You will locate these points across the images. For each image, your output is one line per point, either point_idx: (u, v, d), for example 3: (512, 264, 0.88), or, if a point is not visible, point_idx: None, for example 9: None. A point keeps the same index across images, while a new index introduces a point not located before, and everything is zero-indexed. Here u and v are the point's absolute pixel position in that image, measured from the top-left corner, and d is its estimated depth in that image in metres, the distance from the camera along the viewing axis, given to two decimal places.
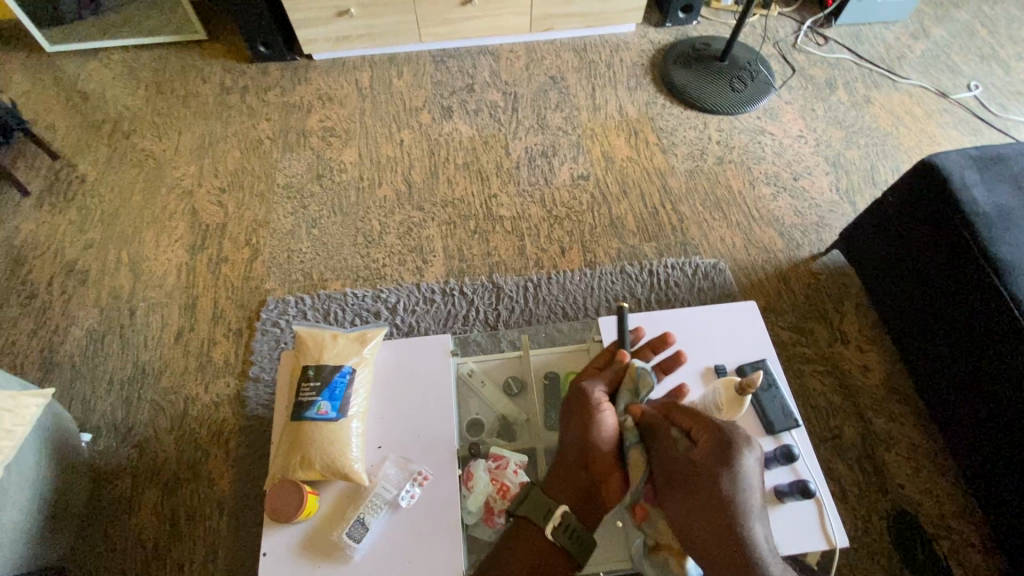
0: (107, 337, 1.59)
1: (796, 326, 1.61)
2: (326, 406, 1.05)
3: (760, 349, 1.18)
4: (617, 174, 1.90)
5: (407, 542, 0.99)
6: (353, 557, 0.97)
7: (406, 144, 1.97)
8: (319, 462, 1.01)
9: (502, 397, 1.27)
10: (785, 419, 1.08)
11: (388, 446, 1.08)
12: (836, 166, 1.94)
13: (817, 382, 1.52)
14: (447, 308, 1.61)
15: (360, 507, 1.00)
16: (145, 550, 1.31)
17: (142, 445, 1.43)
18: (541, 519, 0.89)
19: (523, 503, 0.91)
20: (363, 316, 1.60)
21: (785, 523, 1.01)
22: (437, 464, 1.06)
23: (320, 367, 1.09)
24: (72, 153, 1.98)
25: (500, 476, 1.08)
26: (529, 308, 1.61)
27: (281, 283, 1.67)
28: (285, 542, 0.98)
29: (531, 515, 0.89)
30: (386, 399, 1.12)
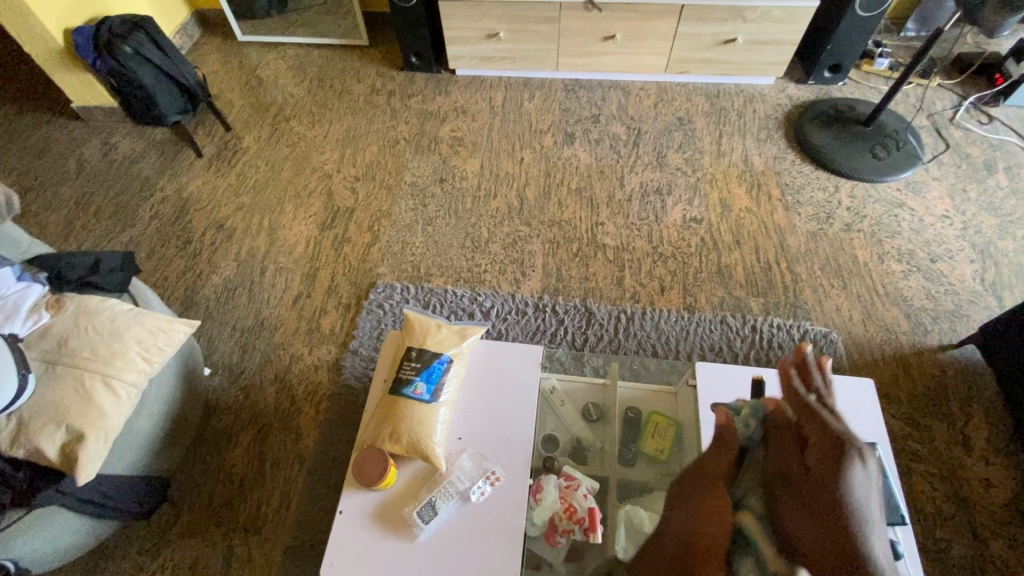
0: (238, 289, 1.80)
1: (909, 417, 1.46)
2: (421, 387, 1.12)
3: (870, 433, 1.09)
4: (732, 223, 1.85)
5: (470, 536, 1.01)
6: (418, 537, 1.01)
7: (526, 162, 2.06)
8: (405, 438, 1.07)
9: (580, 421, 1.27)
10: (889, 512, 0.99)
11: (468, 439, 1.12)
12: (984, 255, 1.76)
13: (925, 485, 1.37)
14: (538, 323, 1.65)
15: (433, 491, 1.05)
16: (232, 483, 1.44)
17: (248, 389, 1.59)
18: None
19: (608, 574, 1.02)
20: (458, 314, 1.67)
21: None
22: (511, 469, 1.08)
23: (422, 351, 1.16)
24: (241, 127, 2.28)
25: (569, 497, 1.08)
26: (618, 339, 1.61)
27: (392, 270, 1.80)
28: (361, 506, 1.05)
29: None
30: (473, 395, 1.17)
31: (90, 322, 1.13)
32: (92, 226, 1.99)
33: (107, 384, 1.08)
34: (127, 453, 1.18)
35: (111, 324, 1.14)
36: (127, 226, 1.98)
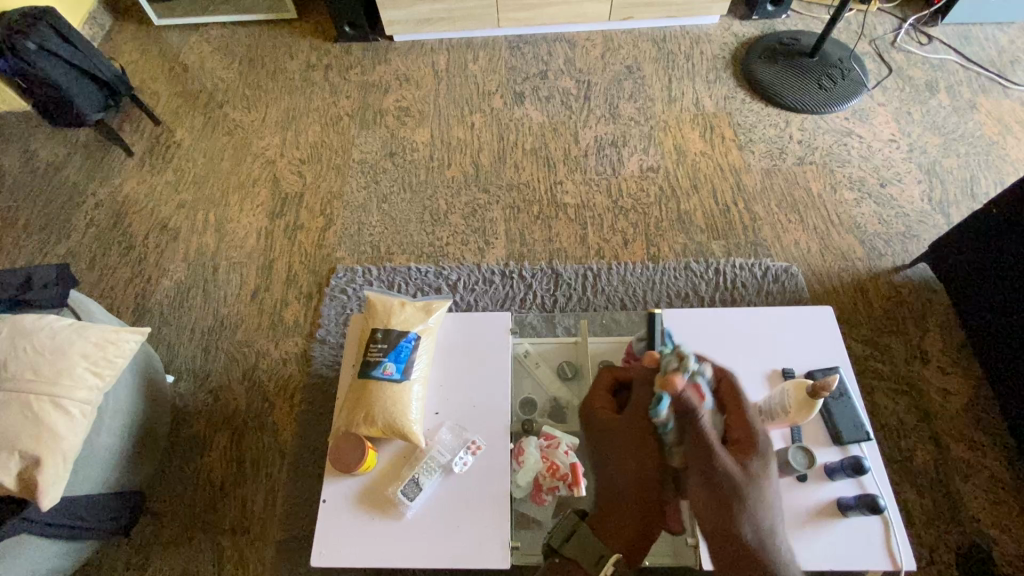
0: (192, 290, 1.72)
1: (870, 339, 1.52)
2: (391, 367, 1.08)
3: (832, 358, 1.13)
4: (689, 168, 1.85)
5: (457, 506, 1.02)
6: (406, 514, 1.01)
7: (477, 127, 2.00)
8: (381, 419, 1.05)
9: (556, 380, 1.28)
10: (855, 431, 1.02)
11: (445, 413, 1.11)
12: (930, 175, 1.81)
13: (889, 401, 1.43)
14: (506, 290, 1.63)
15: (415, 468, 1.04)
16: (213, 487, 1.41)
17: (216, 392, 1.54)
18: (592, 565, 0.82)
19: (568, 541, 0.84)
20: (425, 291, 1.64)
21: (846, 537, 0.96)
22: (490, 436, 1.08)
23: (388, 331, 1.12)
24: (171, 119, 2.14)
25: (550, 456, 1.08)
26: (587, 296, 1.61)
27: (351, 253, 1.75)
28: (344, 493, 1.04)
29: (580, 559, 0.82)
30: (446, 369, 1.15)
31: (28, 343, 1.06)
32: (23, 241, 1.86)
33: (57, 405, 1.02)
34: (92, 473, 1.13)
35: (53, 343, 1.07)
36: (61, 237, 1.86)
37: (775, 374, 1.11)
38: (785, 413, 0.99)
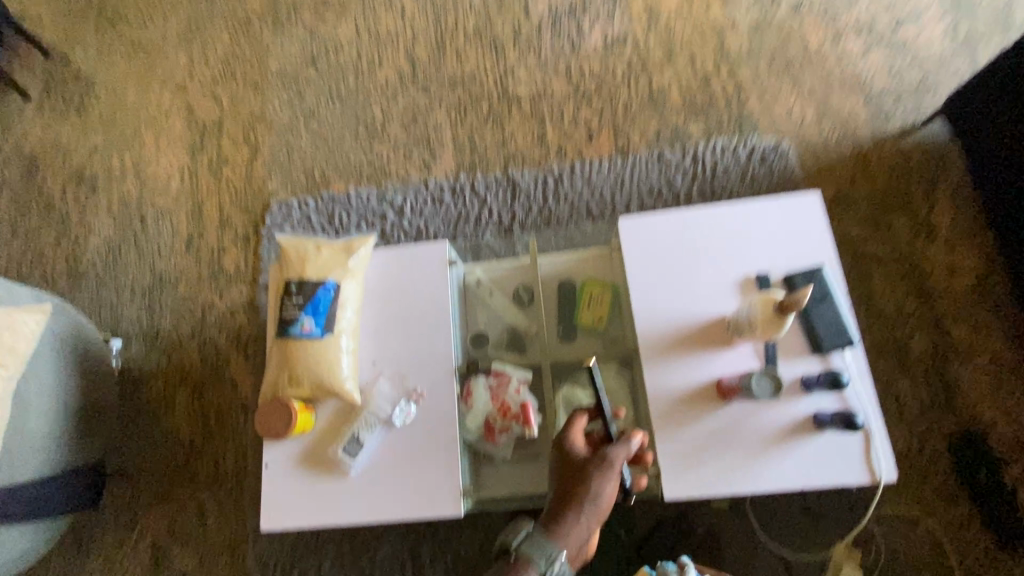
0: (123, 246, 1.58)
1: (869, 219, 1.34)
2: (309, 322, 0.95)
3: (818, 254, 0.97)
4: (662, 34, 1.55)
5: (402, 458, 0.96)
6: (350, 471, 0.96)
7: (409, 12, 1.68)
8: (307, 380, 0.95)
9: (512, 308, 1.17)
10: (837, 336, 0.90)
11: (382, 363, 1.01)
12: (956, 5, 1.48)
13: (886, 287, 1.29)
14: (459, 209, 1.44)
15: (355, 424, 0.96)
16: (183, 446, 1.39)
17: (168, 351, 1.47)
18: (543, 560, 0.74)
19: None
20: (369, 220, 1.46)
21: (819, 453, 0.87)
22: (434, 380, 0.99)
23: (302, 282, 0.97)
24: (62, 47, 1.84)
25: (500, 395, 0.99)
26: (549, 206, 1.42)
27: (284, 184, 1.56)
28: (285, 456, 0.98)
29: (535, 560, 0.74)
30: (379, 314, 1.03)
31: None
32: None
33: None
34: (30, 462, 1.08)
35: None
36: None
37: (749, 281, 0.97)
38: (751, 328, 0.89)
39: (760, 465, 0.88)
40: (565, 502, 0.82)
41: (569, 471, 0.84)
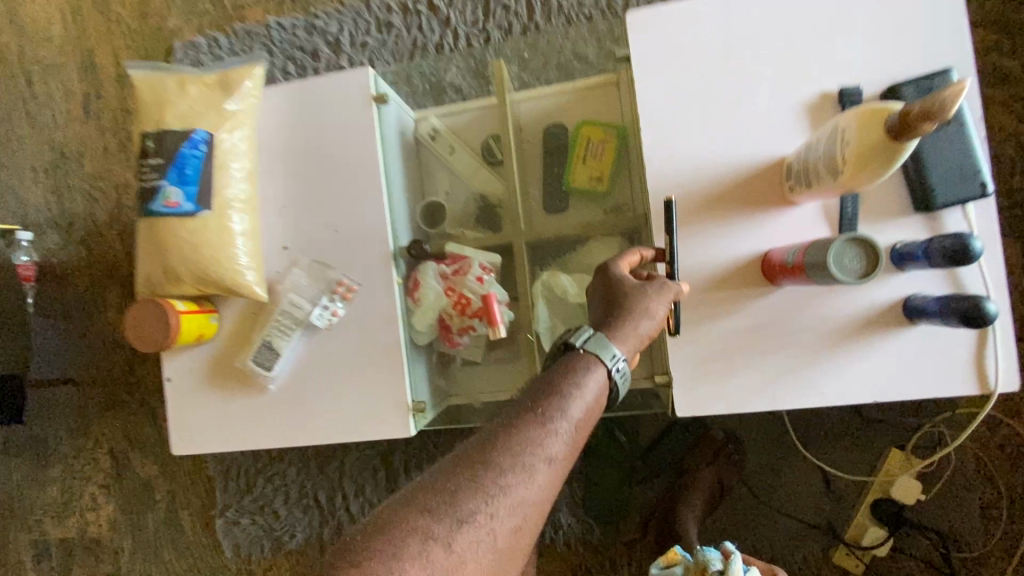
0: (12, 114, 1.27)
1: (1002, 18, 0.91)
2: (176, 195, 0.67)
3: (943, 53, 0.61)
4: None
5: (333, 371, 0.73)
6: (269, 387, 0.74)
7: None
8: (187, 275, 0.69)
9: (479, 168, 0.85)
10: (958, 182, 0.58)
11: (296, 247, 0.73)
12: None
13: (1010, 121, 0.91)
14: (413, 37, 1.05)
15: (266, 328, 0.73)
16: (125, 349, 1.22)
17: (89, 243, 1.23)
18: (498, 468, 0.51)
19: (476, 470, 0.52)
20: (296, 59, 1.09)
21: (904, 359, 0.61)
22: (367, 267, 0.72)
23: (161, 136, 0.68)
24: None
25: (457, 285, 0.73)
26: (535, 25, 1.01)
27: (186, 18, 1.17)
28: (190, 367, 0.77)
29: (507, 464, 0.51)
30: (285, 180, 0.73)
31: None
32: None
33: None
34: None
35: None
36: None
37: (827, 102, 0.62)
38: (836, 172, 0.50)
39: (816, 374, 0.62)
40: (625, 312, 0.58)
41: (621, 284, 0.59)
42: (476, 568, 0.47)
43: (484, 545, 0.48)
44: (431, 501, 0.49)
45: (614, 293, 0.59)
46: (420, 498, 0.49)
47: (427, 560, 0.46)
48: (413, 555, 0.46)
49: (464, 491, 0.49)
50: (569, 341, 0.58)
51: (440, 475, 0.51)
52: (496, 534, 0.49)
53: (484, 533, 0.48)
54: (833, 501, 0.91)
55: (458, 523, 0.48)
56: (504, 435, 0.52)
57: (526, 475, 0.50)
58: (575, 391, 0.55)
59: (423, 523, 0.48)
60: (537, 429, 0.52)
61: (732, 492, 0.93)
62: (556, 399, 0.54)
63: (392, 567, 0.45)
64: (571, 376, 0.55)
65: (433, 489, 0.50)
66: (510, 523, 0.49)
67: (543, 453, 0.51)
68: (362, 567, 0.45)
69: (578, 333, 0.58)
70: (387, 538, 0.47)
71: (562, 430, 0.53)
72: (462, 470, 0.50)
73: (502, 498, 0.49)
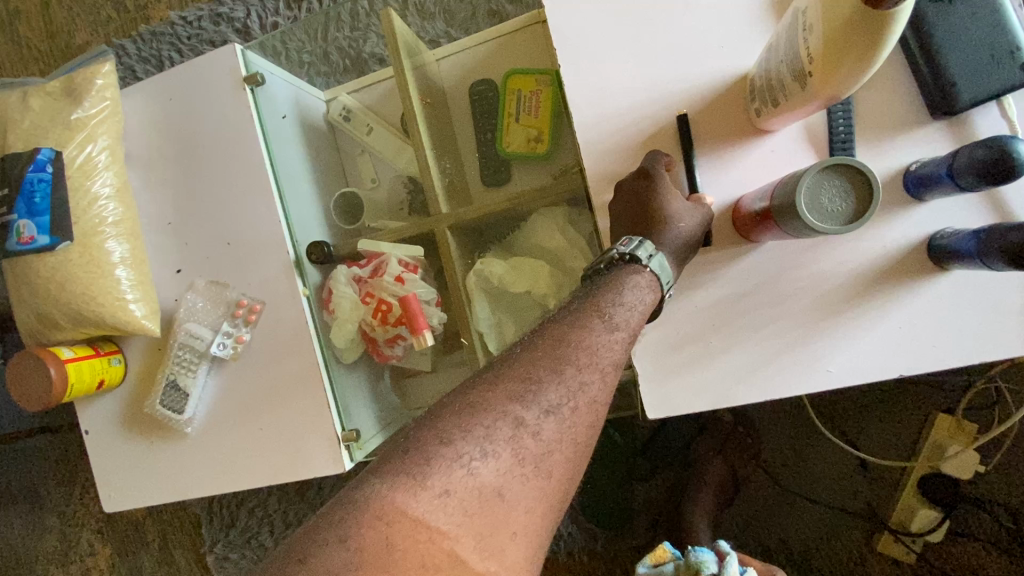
0: None
1: None
2: (29, 228, 0.58)
3: None
4: None
5: (251, 406, 0.63)
6: (186, 431, 0.64)
7: None
8: (64, 317, 0.60)
9: (399, 145, 0.73)
10: (987, 71, 0.42)
11: (189, 268, 0.63)
12: None
13: None
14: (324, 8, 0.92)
15: (169, 366, 0.63)
16: None
17: None
18: (572, 378, 0.40)
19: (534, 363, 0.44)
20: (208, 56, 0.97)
21: (939, 315, 0.46)
22: (268, 280, 0.61)
23: (4, 164, 0.58)
24: None
25: (375, 291, 0.61)
26: None
27: (94, 31, 1.06)
28: (104, 419, 0.68)
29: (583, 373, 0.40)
30: (164, 192, 0.63)
31: None
32: None
33: None
34: None
35: None
36: None
37: None
38: (808, 62, 0.34)
39: (821, 347, 0.48)
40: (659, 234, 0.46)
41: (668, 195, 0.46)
42: (565, 458, 0.39)
43: (570, 437, 0.39)
44: (516, 388, 0.39)
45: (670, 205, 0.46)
46: (500, 381, 0.39)
47: (518, 446, 0.37)
48: (503, 439, 0.37)
49: (547, 378, 0.39)
50: (629, 254, 0.45)
51: (513, 363, 0.40)
52: (580, 424, 0.40)
53: (569, 424, 0.39)
54: (872, 481, 0.78)
55: (545, 411, 0.38)
56: (574, 331, 0.42)
57: (600, 376, 0.41)
58: (638, 298, 0.44)
59: (509, 407, 0.38)
60: (603, 333, 0.42)
61: (751, 483, 0.80)
62: (621, 307, 0.43)
63: (484, 449, 0.37)
64: (635, 290, 0.44)
65: (512, 374, 0.40)
66: (590, 416, 0.40)
67: (614, 355, 0.42)
68: (452, 446, 0.37)
69: (638, 246, 0.45)
70: (475, 418, 0.38)
71: (627, 335, 0.43)
72: (540, 357, 0.40)
73: (581, 395, 0.40)
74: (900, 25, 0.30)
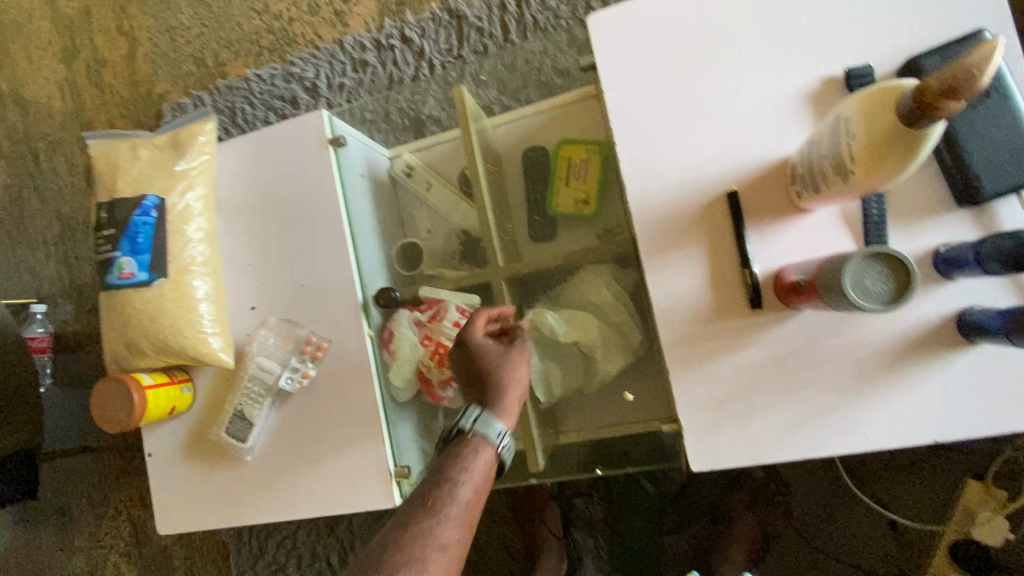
0: (23, 194, 1.26)
1: None
2: (129, 265, 0.64)
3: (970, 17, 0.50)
4: None
5: (309, 438, 0.67)
6: (246, 459, 0.68)
7: None
8: (149, 347, 0.65)
9: (457, 201, 0.79)
10: (1007, 167, 0.48)
11: (264, 306, 0.69)
12: None
13: None
14: (387, 72, 1.01)
15: (237, 396, 0.68)
16: None
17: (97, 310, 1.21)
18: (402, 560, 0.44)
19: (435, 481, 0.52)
20: (278, 110, 1.07)
21: (973, 388, 0.49)
22: (336, 321, 0.66)
23: (112, 207, 0.65)
24: None
25: (435, 333, 0.67)
26: (512, 44, 0.96)
27: (173, 81, 1.17)
28: (168, 443, 0.72)
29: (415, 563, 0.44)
30: (246, 237, 0.69)
31: None
32: None
33: None
34: None
35: None
36: None
37: (829, 88, 0.53)
38: (851, 163, 0.39)
39: (859, 411, 0.51)
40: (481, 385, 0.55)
41: (483, 356, 0.56)
42: None
43: None
44: None
45: (489, 366, 0.55)
46: None
47: None
48: None
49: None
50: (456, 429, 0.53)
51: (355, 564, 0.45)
52: None
53: None
54: (902, 545, 0.78)
55: None
56: (409, 520, 0.46)
57: (426, 560, 0.44)
58: (461, 475, 0.49)
59: None
60: (430, 517, 0.46)
61: (780, 541, 0.81)
62: (448, 486, 0.48)
63: None
64: (462, 464, 0.50)
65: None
66: None
67: (450, 532, 0.46)
68: None
69: (462, 417, 0.53)
70: None
71: (455, 513, 0.47)
72: (375, 556, 0.45)
73: (429, 549, 0.45)
74: (933, 140, 0.35)
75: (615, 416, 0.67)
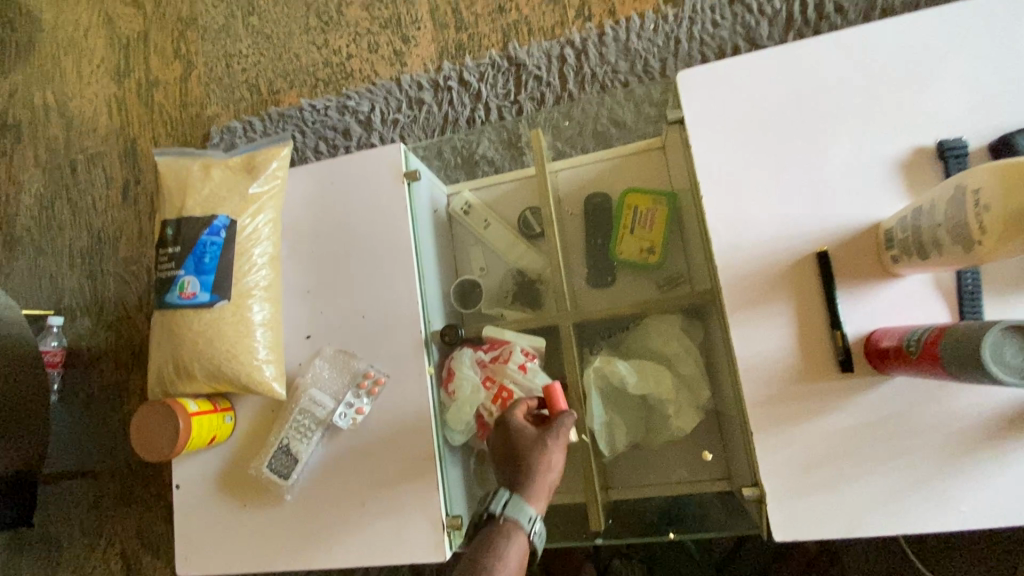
0: (55, 204, 1.25)
1: None
2: (192, 285, 0.62)
3: None
4: None
5: (357, 479, 0.63)
6: (285, 498, 0.64)
7: None
8: (200, 371, 0.62)
9: (516, 242, 0.79)
10: None
11: (321, 335, 0.67)
12: None
13: None
14: (442, 112, 1.03)
15: (284, 429, 0.64)
16: None
17: (117, 326, 1.17)
18: None
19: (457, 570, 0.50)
20: (329, 139, 1.08)
21: None
22: (396, 356, 0.64)
23: (179, 225, 0.64)
24: None
25: (498, 375, 0.64)
26: (569, 94, 0.98)
27: (225, 105, 1.18)
28: (200, 475, 0.68)
29: None
30: (309, 264, 0.68)
31: None
32: None
33: None
34: None
35: None
36: None
37: (919, 157, 0.54)
38: (981, 237, 0.39)
39: (957, 488, 0.49)
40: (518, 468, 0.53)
41: (519, 438, 0.54)
42: None
43: None
44: None
45: (521, 449, 0.53)
46: None
47: None
48: None
49: None
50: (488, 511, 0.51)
51: None
52: None
53: None
54: None
55: None
56: None
57: None
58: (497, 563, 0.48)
59: None
60: None
61: None
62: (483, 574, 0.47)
63: None
64: (499, 549, 0.49)
65: None
66: None
67: None
68: None
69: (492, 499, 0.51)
70: None
71: None
72: None
73: None
74: None
75: (677, 474, 0.65)
